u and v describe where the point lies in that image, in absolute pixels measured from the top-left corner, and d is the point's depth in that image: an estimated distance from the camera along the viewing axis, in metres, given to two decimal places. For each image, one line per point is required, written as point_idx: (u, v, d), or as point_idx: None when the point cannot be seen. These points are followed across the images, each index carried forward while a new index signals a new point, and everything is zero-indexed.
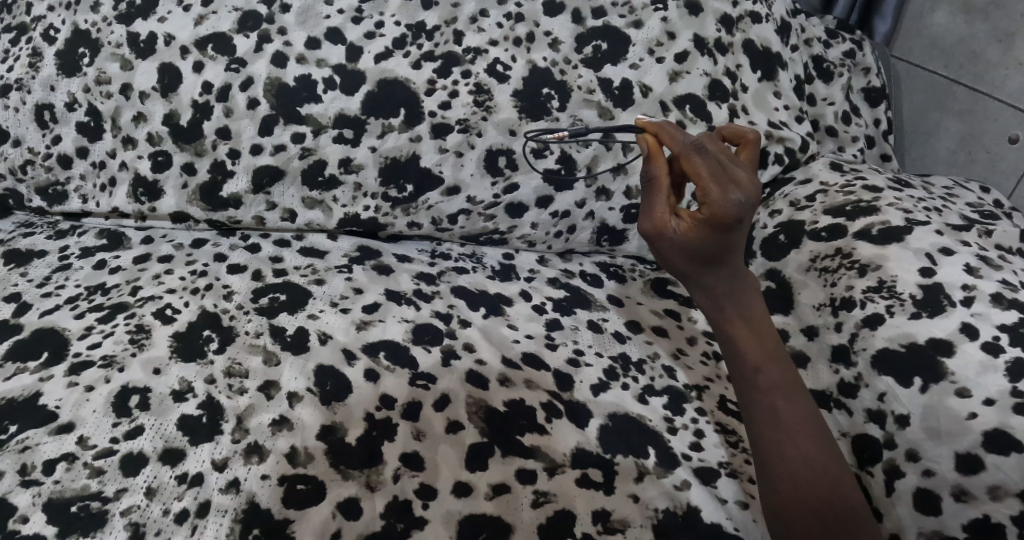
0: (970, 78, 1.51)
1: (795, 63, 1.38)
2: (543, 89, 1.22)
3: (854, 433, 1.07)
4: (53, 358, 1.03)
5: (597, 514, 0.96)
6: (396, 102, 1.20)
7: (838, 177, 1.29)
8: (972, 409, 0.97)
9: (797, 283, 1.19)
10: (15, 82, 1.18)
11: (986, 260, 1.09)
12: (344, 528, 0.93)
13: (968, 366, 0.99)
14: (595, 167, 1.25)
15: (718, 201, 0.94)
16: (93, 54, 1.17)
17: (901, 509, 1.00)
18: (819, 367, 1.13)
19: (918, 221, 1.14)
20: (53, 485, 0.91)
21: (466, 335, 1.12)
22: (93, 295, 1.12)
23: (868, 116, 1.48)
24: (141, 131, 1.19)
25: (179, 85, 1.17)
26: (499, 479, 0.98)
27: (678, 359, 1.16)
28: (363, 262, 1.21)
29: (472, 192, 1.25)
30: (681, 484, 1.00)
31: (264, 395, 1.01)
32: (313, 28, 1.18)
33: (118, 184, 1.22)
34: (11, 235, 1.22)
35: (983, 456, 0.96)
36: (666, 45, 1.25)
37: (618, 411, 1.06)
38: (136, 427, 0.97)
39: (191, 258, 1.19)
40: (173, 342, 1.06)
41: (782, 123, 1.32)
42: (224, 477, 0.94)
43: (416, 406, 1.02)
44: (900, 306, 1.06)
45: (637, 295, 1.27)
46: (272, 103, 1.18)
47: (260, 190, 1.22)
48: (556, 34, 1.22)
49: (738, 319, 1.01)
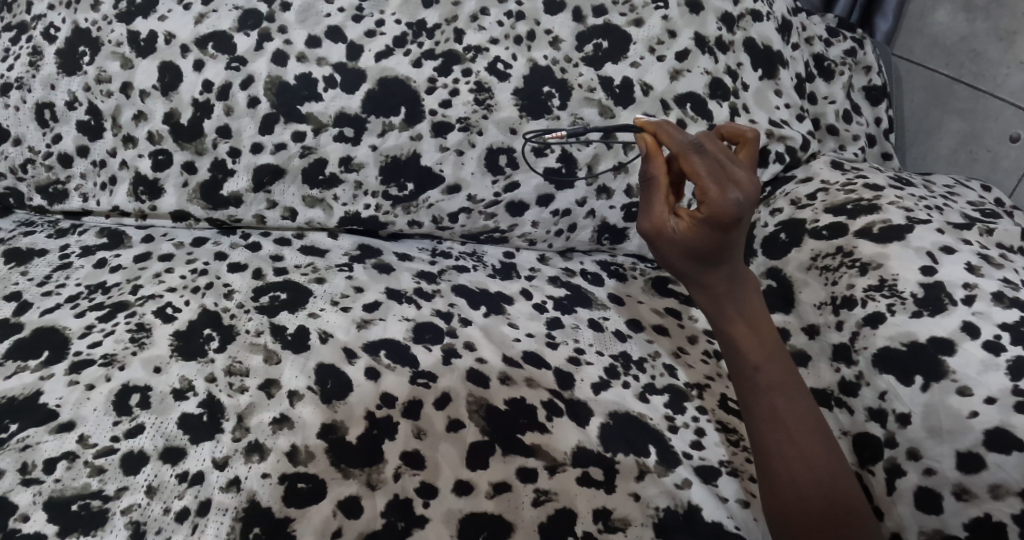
0: (971, 76, 1.51)
1: (796, 61, 1.38)
2: (543, 88, 1.22)
3: (855, 431, 1.06)
4: (54, 356, 1.03)
5: (597, 513, 0.96)
6: (397, 100, 1.19)
7: (838, 176, 1.29)
8: (973, 408, 0.97)
9: (797, 282, 1.19)
10: (15, 81, 1.18)
11: (987, 259, 1.09)
12: (344, 527, 0.92)
13: (969, 364, 0.99)
14: (596, 166, 1.25)
15: (717, 201, 0.93)
16: (93, 52, 1.16)
17: (901, 509, 1.00)
18: (820, 366, 1.13)
19: (919, 220, 1.13)
20: (53, 483, 0.91)
21: (467, 333, 1.12)
22: (94, 294, 1.12)
23: (869, 114, 1.48)
24: (141, 130, 1.19)
25: (180, 83, 1.17)
26: (499, 477, 0.98)
27: (679, 358, 1.16)
28: (363, 261, 1.21)
29: (472, 191, 1.25)
30: (682, 483, 1.00)
31: (264, 394, 1.01)
32: (313, 27, 1.18)
33: (119, 183, 1.22)
34: (12, 234, 1.22)
35: (984, 455, 0.96)
36: (667, 44, 1.24)
37: (618, 410, 1.06)
38: (137, 426, 0.97)
39: (191, 257, 1.19)
40: (173, 341, 1.06)
41: (783, 121, 1.32)
42: (225, 476, 0.94)
43: (416, 405, 1.02)
44: (901, 304, 1.06)
45: (638, 293, 1.27)
46: (273, 102, 1.18)
47: (260, 188, 1.22)
48: (556, 33, 1.22)
49: (738, 319, 1.01)
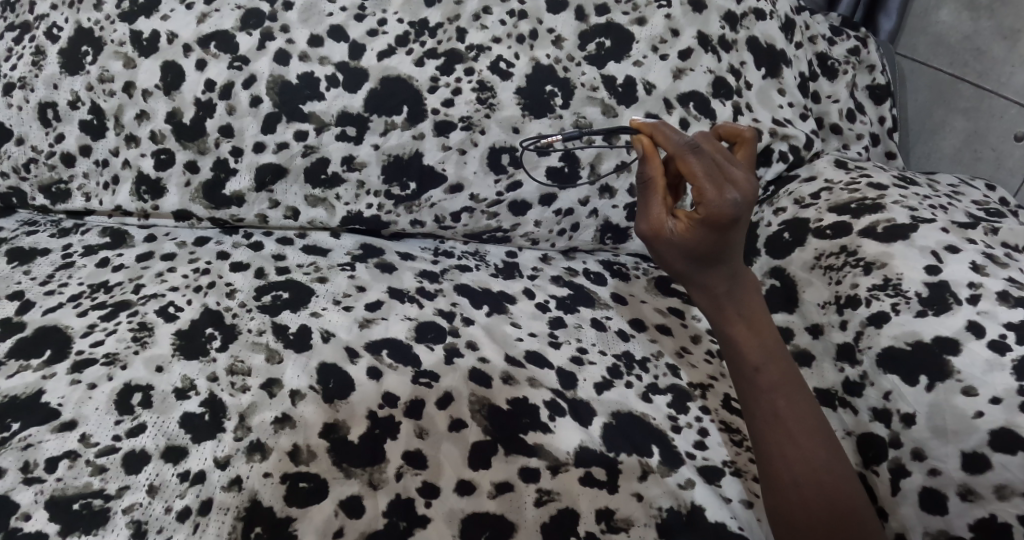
0: (975, 75, 1.51)
1: (800, 60, 1.37)
2: (546, 87, 1.21)
3: (859, 432, 1.06)
4: (56, 355, 1.03)
5: (601, 513, 0.96)
6: (400, 100, 1.19)
7: (842, 175, 1.28)
8: (978, 408, 0.97)
9: (801, 281, 1.18)
10: (18, 80, 1.18)
11: (993, 258, 1.07)
12: (346, 526, 0.92)
13: (974, 364, 0.99)
14: (599, 165, 1.25)
15: (713, 201, 0.94)
16: (96, 51, 1.16)
17: (906, 509, 0.99)
18: (824, 366, 1.12)
19: (924, 219, 1.13)
20: (55, 482, 0.91)
21: (470, 333, 1.11)
22: (96, 292, 1.12)
23: (872, 114, 1.47)
24: (143, 129, 1.19)
25: (182, 83, 1.17)
26: (502, 477, 0.97)
27: (682, 357, 1.16)
28: (366, 260, 1.21)
29: (475, 190, 1.24)
30: (685, 483, 0.99)
31: (266, 393, 1.01)
32: (316, 26, 1.18)
33: (122, 182, 1.22)
34: (15, 233, 1.22)
35: (989, 455, 0.95)
36: (671, 43, 1.24)
37: (621, 410, 1.06)
38: (139, 425, 0.97)
39: (194, 256, 1.19)
40: (176, 340, 1.06)
41: (786, 120, 1.32)
42: (226, 475, 0.93)
43: (419, 404, 1.02)
44: (906, 303, 1.05)
45: (641, 293, 1.26)
46: (275, 101, 1.18)
47: (263, 188, 1.22)
48: (560, 31, 1.21)
49: (737, 319, 1.01)
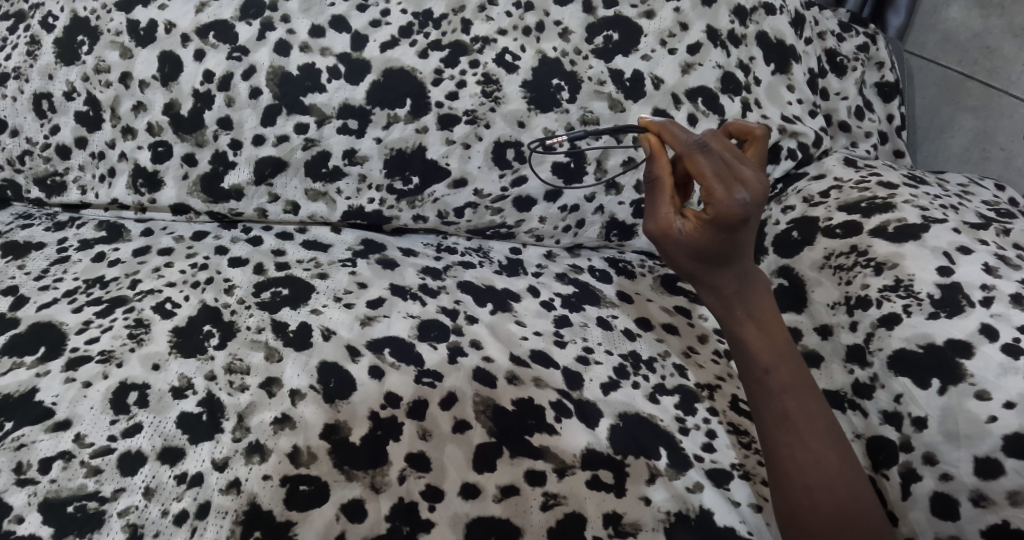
0: (985, 74, 1.49)
1: (810, 55, 1.34)
2: (552, 80, 1.19)
3: (869, 435, 1.04)
4: (50, 353, 1.00)
5: (608, 517, 0.94)
6: (403, 92, 1.17)
7: (852, 173, 1.26)
8: (992, 412, 0.95)
9: (810, 281, 1.16)
10: (13, 70, 1.15)
11: (1005, 260, 1.06)
12: (347, 530, 0.90)
13: (988, 368, 0.97)
14: (605, 162, 1.23)
15: (722, 201, 0.92)
16: (93, 41, 1.13)
17: (916, 514, 0.98)
18: (832, 367, 1.10)
19: (936, 219, 1.11)
20: (49, 484, 0.89)
21: (473, 331, 1.09)
22: (91, 288, 1.09)
23: (881, 111, 1.45)
24: (141, 120, 1.16)
25: (180, 74, 1.14)
26: (507, 480, 0.95)
27: (689, 358, 1.14)
28: (367, 256, 1.19)
29: (479, 185, 1.22)
30: (694, 487, 0.97)
31: (265, 392, 0.98)
32: (317, 16, 1.15)
33: (118, 175, 1.19)
34: (9, 227, 1.19)
35: (1002, 460, 0.93)
36: (679, 36, 1.21)
37: (628, 411, 1.04)
38: (134, 424, 0.94)
39: (191, 251, 1.17)
40: (173, 337, 1.03)
41: (796, 116, 1.29)
42: (224, 478, 0.91)
43: (422, 405, 0.99)
44: (918, 305, 1.03)
45: (647, 291, 1.24)
46: (275, 92, 1.15)
47: (262, 181, 1.19)
48: (566, 24, 1.19)
49: (747, 319, 0.99)
